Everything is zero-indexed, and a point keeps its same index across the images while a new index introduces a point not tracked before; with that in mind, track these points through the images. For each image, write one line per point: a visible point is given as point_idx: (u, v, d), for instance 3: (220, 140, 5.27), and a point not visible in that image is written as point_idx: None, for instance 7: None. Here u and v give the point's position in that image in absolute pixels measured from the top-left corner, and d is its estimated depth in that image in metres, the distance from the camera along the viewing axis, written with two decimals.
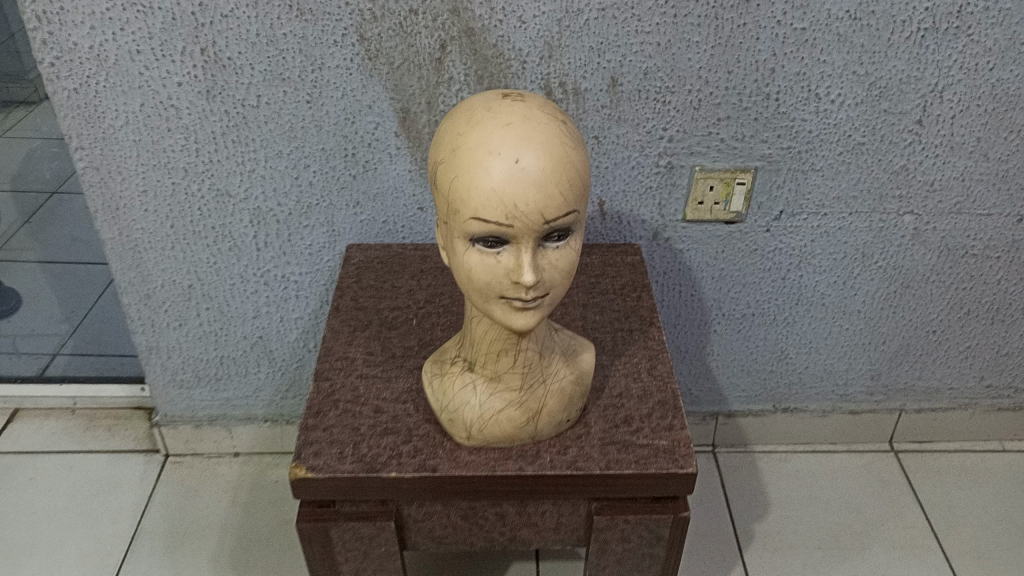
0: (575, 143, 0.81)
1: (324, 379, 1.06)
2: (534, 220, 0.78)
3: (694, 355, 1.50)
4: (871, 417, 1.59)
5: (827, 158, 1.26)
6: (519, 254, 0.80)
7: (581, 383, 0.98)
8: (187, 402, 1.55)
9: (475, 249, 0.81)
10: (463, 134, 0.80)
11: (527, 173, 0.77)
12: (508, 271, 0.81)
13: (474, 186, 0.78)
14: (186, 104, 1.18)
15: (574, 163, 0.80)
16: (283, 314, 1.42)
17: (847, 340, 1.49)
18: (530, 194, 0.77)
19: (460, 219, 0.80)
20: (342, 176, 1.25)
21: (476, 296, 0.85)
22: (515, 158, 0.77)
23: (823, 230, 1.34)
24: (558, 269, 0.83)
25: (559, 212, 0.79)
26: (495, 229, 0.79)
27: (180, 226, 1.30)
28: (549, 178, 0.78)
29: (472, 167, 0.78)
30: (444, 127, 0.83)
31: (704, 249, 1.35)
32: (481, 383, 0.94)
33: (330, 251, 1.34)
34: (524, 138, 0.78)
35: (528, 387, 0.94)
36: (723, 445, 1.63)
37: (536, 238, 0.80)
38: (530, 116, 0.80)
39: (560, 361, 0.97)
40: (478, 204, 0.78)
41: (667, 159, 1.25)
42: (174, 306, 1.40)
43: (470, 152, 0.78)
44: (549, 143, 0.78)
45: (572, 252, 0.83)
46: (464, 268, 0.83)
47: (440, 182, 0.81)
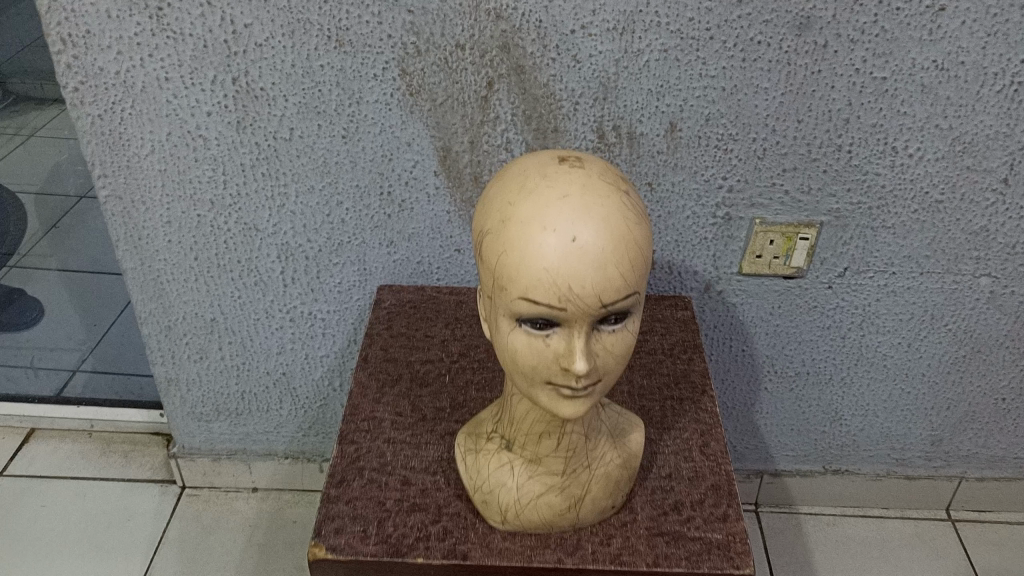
0: (638, 217, 0.72)
1: (348, 442, 0.98)
2: (590, 303, 0.70)
3: (740, 411, 1.41)
4: (928, 483, 1.49)
5: (900, 215, 1.16)
6: (571, 338, 0.72)
7: (628, 466, 0.90)
8: (206, 435, 1.48)
9: (522, 329, 0.73)
10: (514, 204, 0.72)
11: (585, 251, 0.69)
12: (558, 357, 0.73)
13: (525, 263, 0.70)
14: (215, 134, 1.11)
15: (638, 238, 0.71)
16: (308, 351, 1.35)
17: (907, 403, 1.39)
18: (587, 276, 0.69)
19: (507, 297, 0.72)
20: (376, 215, 1.18)
21: (520, 379, 0.77)
22: (571, 234, 0.69)
23: (891, 290, 1.24)
24: (612, 354, 0.74)
25: (618, 295, 0.70)
26: (546, 312, 0.71)
27: (204, 258, 1.24)
28: (609, 257, 0.69)
29: (523, 242, 0.70)
30: (492, 193, 0.75)
31: (759, 304, 1.26)
32: (520, 464, 0.87)
33: (360, 290, 1.27)
34: (583, 211, 0.69)
35: (571, 472, 0.86)
36: (767, 504, 1.54)
37: (591, 322, 0.71)
38: (589, 186, 0.71)
39: (607, 443, 0.89)
40: (527, 283, 0.70)
41: (726, 209, 1.15)
42: (195, 338, 1.33)
43: (521, 224, 0.70)
44: (611, 217, 0.70)
45: (629, 335, 0.75)
46: (509, 349, 0.75)
47: (486, 255, 0.74)
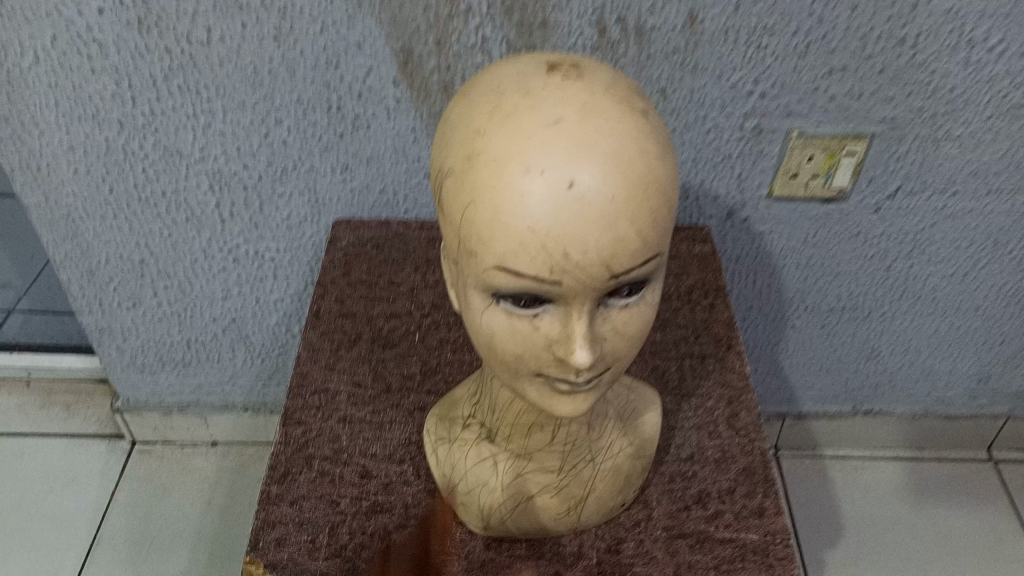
0: (661, 148, 0.51)
1: (294, 423, 0.81)
2: (594, 274, 0.49)
3: (762, 351, 1.23)
4: (969, 424, 1.33)
5: (968, 123, 0.94)
6: (567, 320, 0.52)
7: (642, 456, 0.72)
8: (152, 388, 1.31)
9: (500, 307, 0.54)
10: (485, 134, 0.51)
11: (587, 201, 0.48)
12: (551, 343, 0.53)
13: (501, 220, 0.49)
14: (113, 38, 0.88)
15: (660, 180, 0.50)
16: (259, 295, 1.15)
17: (954, 338, 1.20)
18: (590, 237, 0.48)
19: (477, 267, 0.52)
20: (326, 135, 0.96)
21: (500, 369, 0.58)
22: (567, 178, 0.48)
23: (948, 213, 1.03)
24: (625, 336, 0.55)
25: (633, 260, 0.50)
26: (533, 286, 0.51)
27: (122, 190, 1.02)
28: (622, 208, 0.49)
29: (498, 189, 0.49)
30: (455, 117, 0.54)
31: (791, 232, 1.05)
32: (505, 461, 0.69)
33: (314, 225, 1.06)
34: (584, 143, 0.49)
35: (570, 469, 0.69)
36: (787, 448, 1.38)
37: (596, 298, 0.52)
38: (591, 106, 0.50)
39: (615, 430, 0.71)
40: (505, 248, 0.50)
41: (756, 119, 0.94)
42: (124, 283, 1.13)
43: (495, 163, 0.50)
44: (623, 152, 0.49)
45: (646, 309, 0.56)
46: (484, 332, 0.56)
47: (448, 205, 0.53)
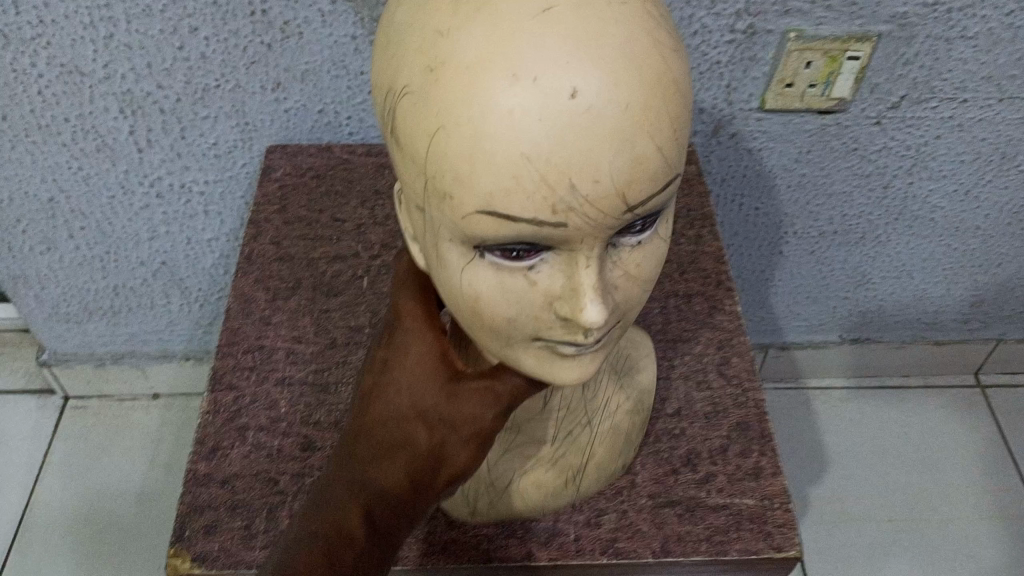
0: (671, 41, 0.42)
1: (226, 388, 0.71)
2: (608, 210, 0.40)
3: (748, 280, 1.14)
4: (959, 348, 1.26)
5: (987, 20, 0.83)
6: (572, 269, 0.42)
7: (642, 408, 0.66)
8: (81, 338, 1.18)
9: (486, 261, 0.43)
10: (453, 40, 0.40)
11: (596, 112, 0.38)
12: (552, 300, 0.44)
13: (483, 151, 0.39)
14: None
15: (676, 80, 0.41)
16: (190, 234, 1.02)
17: (952, 261, 1.12)
18: (604, 163, 0.38)
19: (453, 212, 0.41)
20: (251, 46, 0.82)
21: (487, 336, 0.48)
22: (569, 86, 0.38)
23: (956, 124, 0.93)
24: (638, 281, 0.46)
25: (652, 186, 0.40)
26: (529, 233, 0.40)
27: (16, 116, 0.87)
28: (638, 120, 0.39)
29: (479, 109, 0.38)
30: (406, 23, 0.43)
31: (783, 149, 0.94)
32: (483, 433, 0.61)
33: (245, 152, 0.93)
34: (582, 40, 0.39)
35: (565, 436, 0.62)
36: (771, 379, 1.31)
37: (607, 239, 0.42)
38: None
39: (610, 384, 0.65)
40: (490, 187, 0.39)
41: (749, 18, 0.81)
42: (34, 224, 1.00)
43: (470, 74, 0.39)
44: (632, 47, 0.39)
45: (660, 246, 0.46)
46: (465, 296, 0.46)
47: (406, 141, 0.42)
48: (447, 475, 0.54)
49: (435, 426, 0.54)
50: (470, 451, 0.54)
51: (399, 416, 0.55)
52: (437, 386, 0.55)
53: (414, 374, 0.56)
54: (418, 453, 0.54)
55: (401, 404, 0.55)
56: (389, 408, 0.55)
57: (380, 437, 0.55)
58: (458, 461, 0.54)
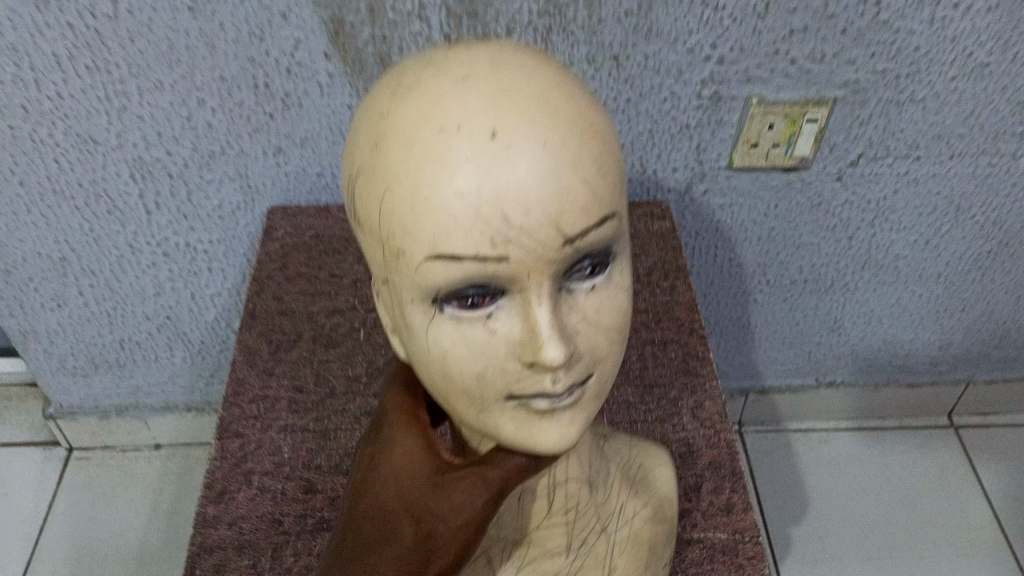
0: (585, 93, 0.48)
1: (232, 435, 0.76)
2: (544, 239, 0.44)
3: (725, 327, 1.19)
4: (932, 390, 1.31)
5: (933, 84, 0.90)
6: (528, 313, 0.46)
7: (663, 515, 0.68)
8: (87, 391, 1.22)
9: (447, 315, 0.47)
10: (387, 111, 0.46)
11: (518, 149, 0.43)
12: (515, 347, 0.47)
13: (424, 198, 0.44)
14: (7, 13, 0.79)
15: (594, 123, 0.46)
16: (194, 290, 1.08)
17: (918, 306, 1.18)
18: (533, 193, 0.43)
19: (409, 267, 0.46)
20: (254, 116, 0.88)
21: (460, 395, 0.51)
22: (488, 128, 0.43)
23: (912, 178, 1.00)
24: (600, 326, 0.49)
25: (587, 218, 0.45)
26: (480, 274, 0.44)
27: (33, 182, 0.93)
28: (559, 152, 0.44)
29: (415, 159, 0.44)
30: (354, 111, 0.49)
31: (752, 205, 1.01)
32: (499, 554, 0.64)
33: (248, 213, 0.99)
34: (499, 92, 0.44)
35: (582, 547, 0.65)
36: (751, 424, 1.35)
37: (555, 278, 0.46)
38: (501, 60, 0.46)
39: (624, 491, 0.68)
40: (434, 230, 0.44)
41: (714, 85, 0.88)
42: (45, 282, 1.05)
43: (404, 134, 0.45)
44: (546, 94, 0.45)
45: (615, 291, 0.50)
46: (435, 356, 0.49)
47: (362, 210, 0.47)
48: (439, 566, 0.56)
49: (424, 517, 0.56)
50: (460, 540, 0.55)
51: (388, 509, 0.57)
52: (423, 477, 0.57)
53: (400, 465, 0.57)
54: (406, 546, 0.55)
55: (389, 496, 0.57)
56: (379, 500, 0.57)
57: (370, 531, 0.57)
58: (448, 552, 0.55)
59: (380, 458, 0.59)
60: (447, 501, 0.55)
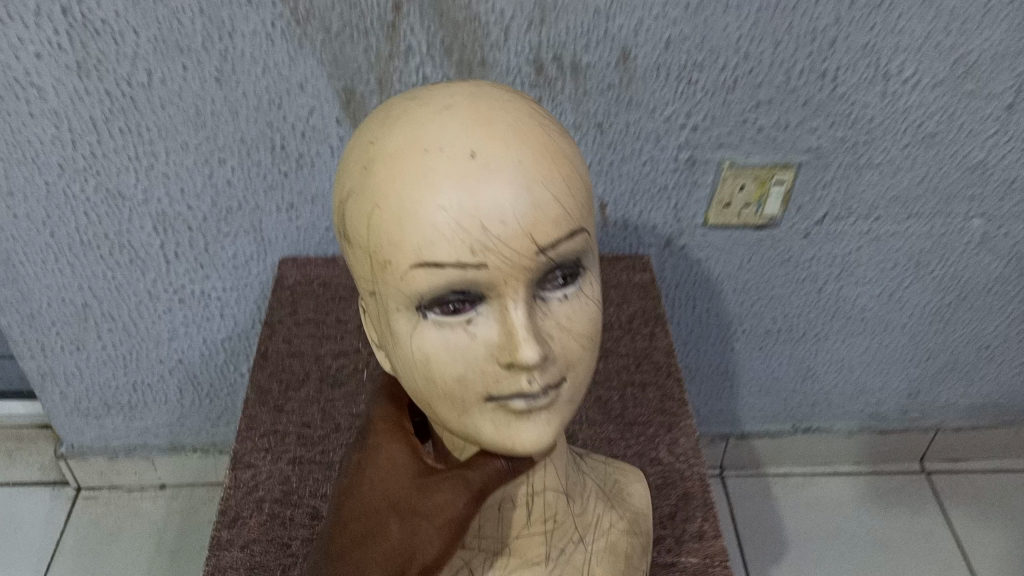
0: (554, 127, 0.55)
1: (244, 465, 0.83)
2: (519, 245, 0.50)
3: (705, 374, 1.27)
4: (903, 437, 1.38)
5: (888, 151, 0.99)
6: (504, 315, 0.51)
7: (637, 529, 0.73)
8: (98, 431, 1.28)
9: (430, 321, 0.53)
10: (378, 140, 0.53)
11: (493, 166, 0.50)
12: (493, 349, 0.52)
13: (410, 211, 0.50)
14: (51, 82, 0.87)
15: (562, 149, 0.54)
16: (206, 334, 1.15)
17: (887, 356, 1.26)
18: (508, 205, 0.50)
19: (397, 277, 0.52)
20: (270, 174, 0.96)
21: (444, 402, 0.55)
22: (467, 150, 0.50)
23: (874, 236, 1.08)
24: (572, 333, 0.54)
25: (556, 229, 0.51)
26: (459, 277, 0.50)
27: (62, 233, 1.01)
28: (530, 171, 0.51)
29: (403, 179, 0.51)
30: (349, 145, 0.57)
31: (727, 259, 1.09)
32: (479, 566, 0.66)
33: (260, 263, 1.06)
34: (478, 121, 0.52)
35: (561, 558, 0.67)
36: (732, 468, 1.42)
37: (529, 283, 0.51)
38: (478, 98, 0.54)
39: (599, 505, 0.71)
40: (420, 238, 0.50)
41: (689, 150, 0.97)
42: (67, 327, 1.12)
43: (393, 158, 0.52)
44: (518, 123, 0.52)
45: (586, 303, 0.55)
46: (419, 361, 0.54)
47: (355, 228, 0.54)
48: (420, 565, 0.58)
49: (408, 516, 0.59)
50: (442, 540, 0.59)
51: (373, 508, 0.60)
52: (409, 479, 0.60)
53: (387, 469, 0.61)
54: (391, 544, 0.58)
55: (375, 497, 0.60)
56: (365, 501, 0.60)
57: (353, 530, 0.60)
58: (430, 551, 0.58)
59: (367, 463, 0.63)
60: (431, 500, 0.59)
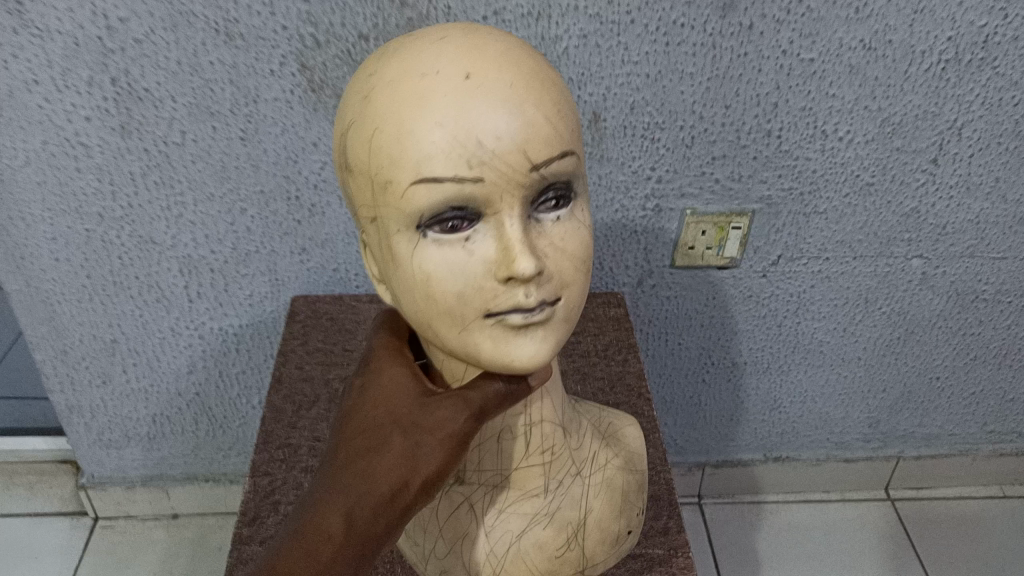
0: (540, 57, 0.61)
1: (262, 474, 0.93)
2: (513, 162, 0.56)
3: (680, 405, 1.38)
4: (868, 465, 1.48)
5: (831, 200, 1.12)
6: (501, 231, 0.58)
7: (630, 467, 0.84)
8: (118, 463, 1.38)
9: (431, 240, 0.59)
10: (377, 72, 0.59)
11: (486, 87, 0.56)
12: (491, 265, 0.58)
13: (409, 130, 0.56)
14: (98, 141, 1.00)
15: (549, 76, 0.60)
16: (222, 368, 1.26)
17: (846, 387, 1.37)
18: (501, 123, 0.56)
19: (398, 194, 0.58)
20: (285, 222, 1.09)
21: (446, 321, 0.61)
22: (462, 73, 0.57)
23: (825, 275, 1.21)
24: (565, 252, 0.61)
25: (547, 148, 0.57)
26: (457, 192, 0.56)
27: (98, 275, 1.13)
28: (521, 92, 0.57)
29: (403, 101, 0.57)
30: (350, 81, 0.63)
31: (694, 297, 1.22)
32: (482, 498, 0.77)
33: (273, 302, 1.18)
34: (471, 49, 0.58)
35: (559, 489, 0.78)
36: (710, 496, 1.51)
37: (523, 199, 0.57)
38: (471, 30, 0.60)
39: (595, 445, 0.82)
40: (420, 155, 0.56)
41: (655, 200, 1.10)
42: (96, 362, 1.23)
43: (394, 84, 0.58)
44: (509, 51, 0.59)
45: (576, 226, 0.62)
46: (422, 279, 0.60)
47: (356, 151, 0.60)
48: (424, 474, 0.64)
49: (411, 430, 0.66)
50: (444, 450, 0.65)
51: (379, 425, 0.67)
52: (410, 401, 0.68)
53: (391, 392, 0.69)
54: (396, 452, 0.65)
55: (380, 416, 0.67)
56: (370, 421, 0.67)
57: (359, 443, 0.66)
58: (433, 460, 0.65)
59: (371, 389, 0.70)
60: (432, 416, 0.66)
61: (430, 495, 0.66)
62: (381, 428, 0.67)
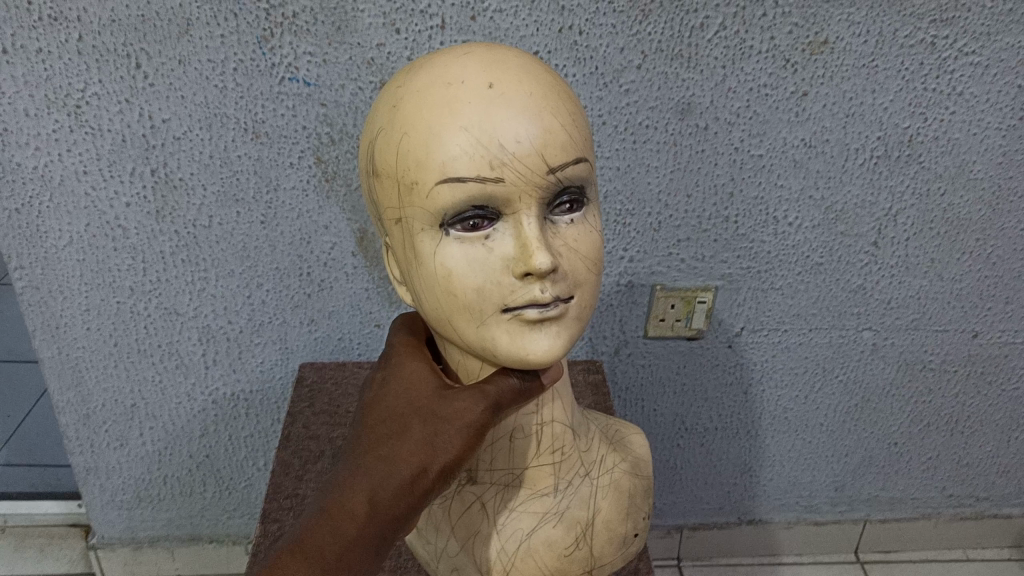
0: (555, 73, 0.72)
1: (272, 520, 1.03)
2: (530, 164, 0.66)
3: (658, 469, 1.47)
4: (837, 527, 1.57)
5: (786, 278, 1.25)
6: (519, 228, 0.67)
7: (638, 471, 0.92)
8: (128, 523, 1.46)
9: (453, 237, 0.69)
10: (407, 85, 0.70)
11: (508, 97, 0.67)
12: (510, 260, 0.68)
13: (436, 133, 0.67)
14: (134, 224, 1.14)
15: (563, 90, 0.71)
16: (232, 431, 1.36)
17: (811, 452, 1.48)
18: (519, 130, 0.66)
19: (424, 194, 0.68)
20: (297, 295, 1.22)
21: (468, 314, 0.71)
22: (487, 85, 0.67)
23: (785, 346, 1.33)
24: (577, 252, 0.71)
25: (562, 155, 0.68)
26: (480, 192, 0.66)
27: (124, 344, 1.24)
28: (540, 103, 0.68)
29: (431, 109, 0.68)
30: (381, 95, 0.74)
31: (666, 364, 1.34)
32: (493, 497, 0.86)
33: (283, 368, 1.30)
34: (494, 65, 0.69)
35: (568, 489, 0.87)
36: (688, 559, 1.58)
37: (539, 199, 0.68)
38: (493, 49, 0.71)
39: (604, 449, 0.92)
40: (447, 156, 0.66)
41: (628, 277, 1.24)
42: (116, 425, 1.33)
43: (423, 94, 0.69)
44: (528, 69, 0.70)
45: (586, 229, 0.72)
46: (445, 273, 0.70)
47: (386, 155, 0.70)
48: (443, 458, 0.75)
49: (430, 418, 0.77)
50: (461, 438, 0.75)
51: (401, 414, 0.78)
52: (430, 394, 0.79)
53: (413, 388, 0.80)
54: (416, 438, 0.76)
55: (403, 407, 0.79)
56: (393, 412, 0.79)
57: (383, 433, 0.77)
58: (451, 446, 0.75)
59: (395, 385, 0.82)
60: (449, 406, 0.77)
61: (447, 481, 0.76)
62: (403, 418, 0.78)
